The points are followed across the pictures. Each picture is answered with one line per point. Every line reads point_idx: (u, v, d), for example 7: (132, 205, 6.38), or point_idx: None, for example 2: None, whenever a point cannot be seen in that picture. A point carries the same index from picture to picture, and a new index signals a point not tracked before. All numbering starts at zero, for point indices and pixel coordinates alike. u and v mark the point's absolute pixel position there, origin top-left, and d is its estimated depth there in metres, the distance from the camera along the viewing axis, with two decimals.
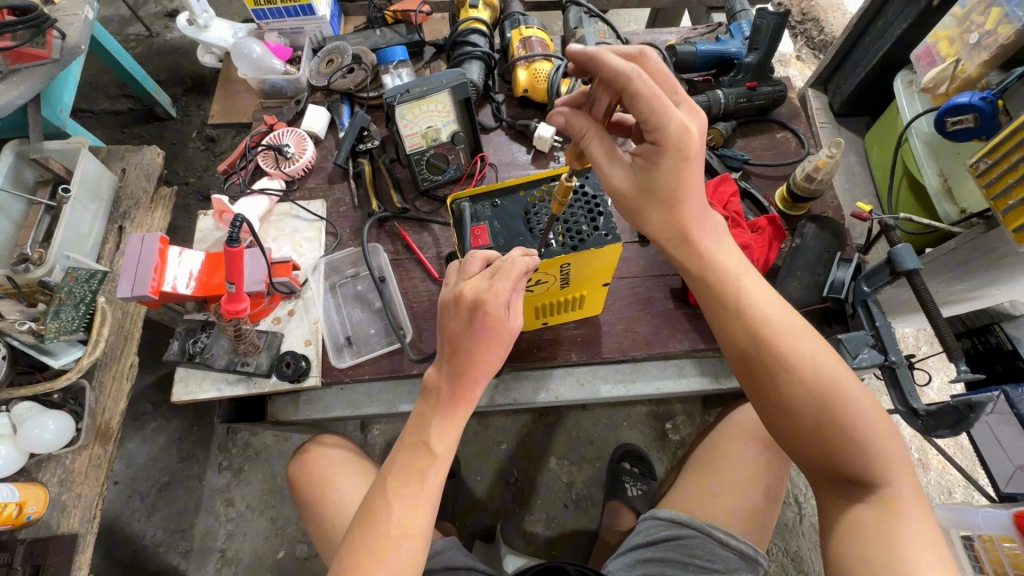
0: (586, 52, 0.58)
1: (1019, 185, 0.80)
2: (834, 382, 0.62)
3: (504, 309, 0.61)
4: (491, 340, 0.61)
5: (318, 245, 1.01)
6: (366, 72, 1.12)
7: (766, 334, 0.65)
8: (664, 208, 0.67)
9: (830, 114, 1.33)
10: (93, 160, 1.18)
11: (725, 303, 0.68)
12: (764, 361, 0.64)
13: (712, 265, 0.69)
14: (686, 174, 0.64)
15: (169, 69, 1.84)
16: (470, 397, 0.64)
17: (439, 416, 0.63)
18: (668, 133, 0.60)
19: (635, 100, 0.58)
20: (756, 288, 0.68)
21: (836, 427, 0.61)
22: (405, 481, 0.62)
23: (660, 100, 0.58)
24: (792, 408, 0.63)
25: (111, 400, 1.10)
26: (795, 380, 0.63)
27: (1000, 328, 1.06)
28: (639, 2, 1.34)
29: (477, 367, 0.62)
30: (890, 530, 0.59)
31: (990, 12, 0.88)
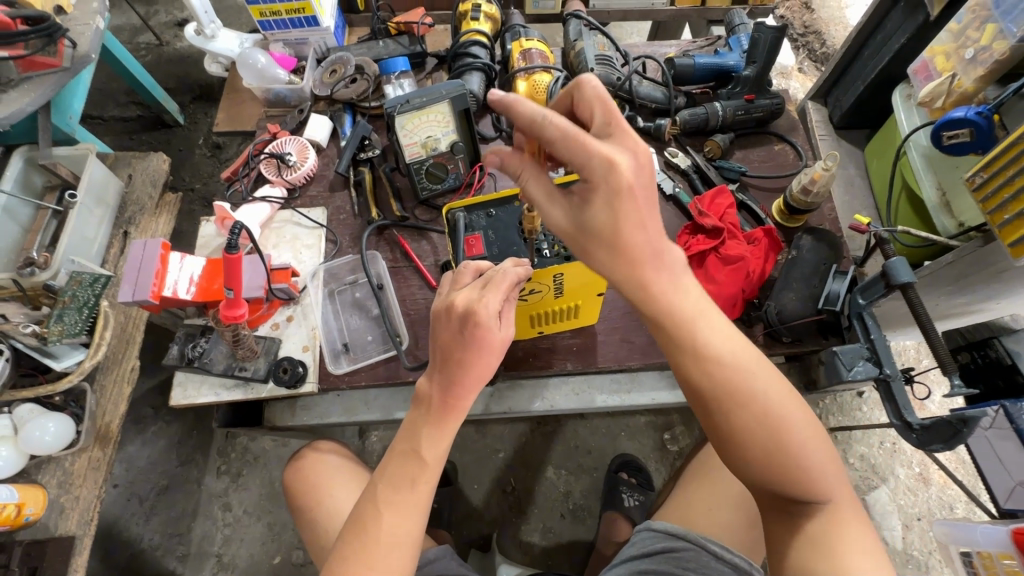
0: (502, 100, 0.55)
1: (1015, 200, 0.81)
2: (783, 415, 0.58)
3: (494, 319, 0.61)
4: (481, 349, 0.61)
5: (318, 252, 1.02)
6: (368, 83, 1.13)
7: (719, 372, 0.59)
8: (610, 251, 0.58)
9: (830, 126, 1.33)
10: (100, 166, 1.20)
11: (679, 342, 0.60)
12: (716, 399, 0.59)
13: (664, 301, 0.60)
14: (623, 209, 0.56)
15: (178, 76, 1.87)
16: (462, 406, 0.64)
17: (430, 425, 0.64)
18: (591, 165, 0.55)
19: (550, 141, 0.55)
20: (711, 326, 0.60)
21: (785, 458, 0.58)
22: (396, 489, 0.62)
23: (574, 135, 0.54)
24: (742, 443, 0.59)
25: (112, 403, 1.11)
26: (745, 419, 0.58)
27: (1000, 342, 1.05)
28: (640, 14, 1.36)
29: (468, 376, 0.62)
30: (837, 544, 0.58)
31: (985, 27, 0.88)
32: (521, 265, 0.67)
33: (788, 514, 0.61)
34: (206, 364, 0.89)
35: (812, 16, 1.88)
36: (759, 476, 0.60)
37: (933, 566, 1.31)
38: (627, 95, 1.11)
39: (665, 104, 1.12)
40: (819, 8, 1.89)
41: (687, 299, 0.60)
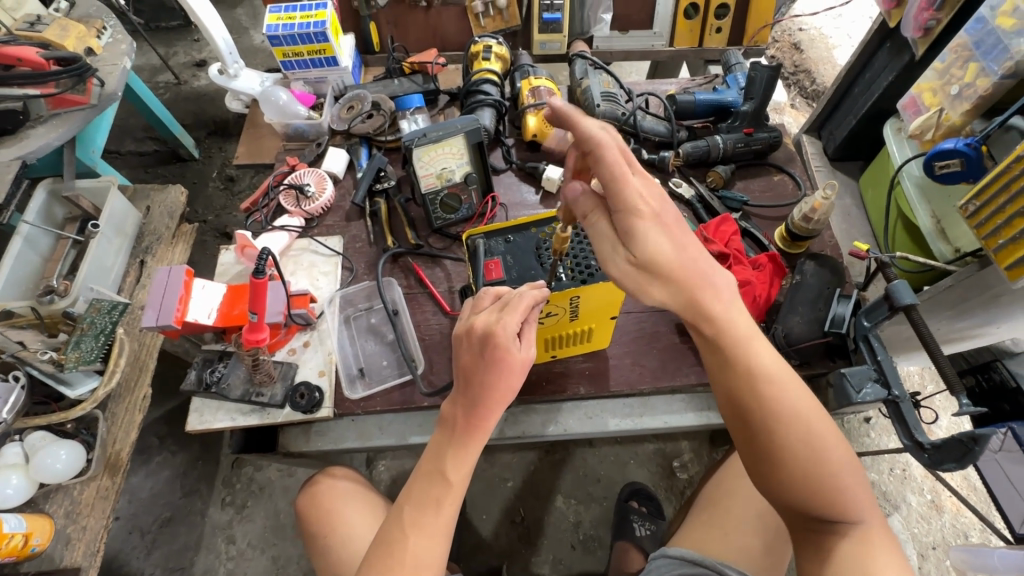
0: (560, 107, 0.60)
1: (1008, 226, 0.84)
2: (825, 439, 0.60)
3: (513, 339, 0.63)
4: (505, 370, 0.63)
5: (335, 278, 1.05)
6: (384, 118, 1.18)
7: (773, 393, 0.60)
8: (667, 275, 0.60)
9: (826, 158, 1.39)
10: (121, 197, 1.24)
11: (732, 364, 0.62)
12: (763, 417, 0.60)
13: (722, 324, 0.62)
14: (670, 239, 0.59)
15: (194, 113, 1.94)
16: (486, 426, 0.65)
17: (454, 446, 0.65)
18: (625, 199, 0.59)
19: (598, 163, 0.59)
20: (764, 350, 0.62)
21: (823, 479, 0.59)
22: (422, 511, 0.63)
23: (620, 164, 0.58)
24: (780, 462, 0.60)
25: (122, 431, 1.11)
26: (788, 438, 0.60)
27: (1002, 364, 1.07)
28: (640, 55, 1.44)
29: (492, 397, 0.64)
30: (869, 563, 0.58)
31: (968, 66, 0.93)
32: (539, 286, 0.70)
33: (817, 533, 0.62)
34: (223, 389, 0.90)
35: (802, 56, 1.99)
36: (795, 495, 0.61)
37: None
38: (632, 129, 1.16)
39: (668, 137, 1.17)
40: (809, 49, 2.00)
41: (742, 323, 0.62)
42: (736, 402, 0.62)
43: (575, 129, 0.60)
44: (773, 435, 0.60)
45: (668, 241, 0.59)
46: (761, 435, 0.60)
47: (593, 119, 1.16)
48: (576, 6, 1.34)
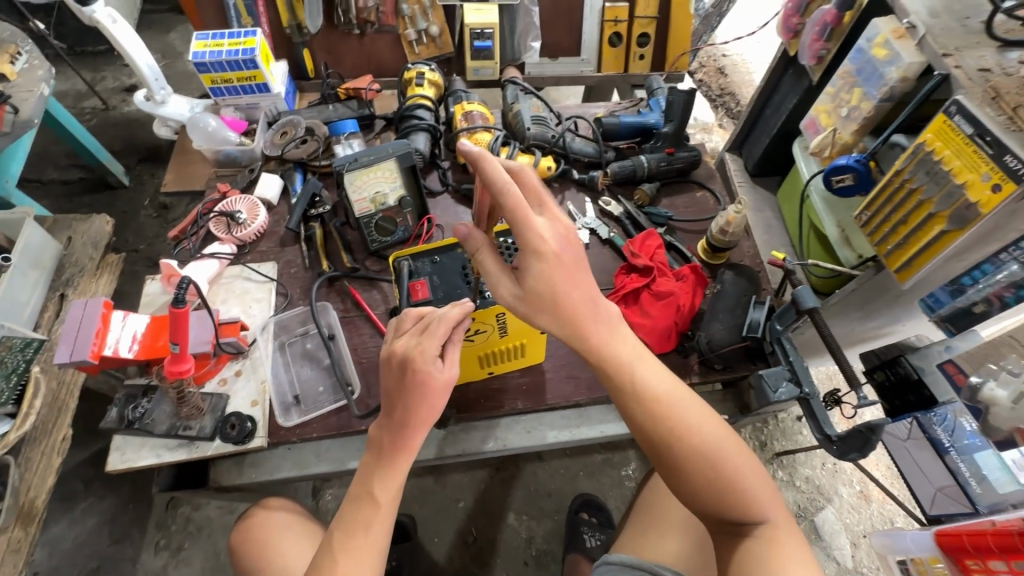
0: (471, 152, 0.58)
1: (894, 232, 0.93)
2: (720, 444, 0.66)
3: (432, 362, 0.65)
4: (426, 393, 0.64)
5: (268, 305, 1.03)
6: (318, 143, 1.19)
7: (662, 407, 0.66)
8: (552, 307, 0.64)
9: (746, 174, 1.49)
10: (38, 229, 1.18)
11: (622, 387, 0.67)
12: (660, 434, 0.66)
13: (607, 349, 0.67)
14: (554, 274, 0.63)
15: (124, 140, 1.88)
16: (413, 447, 0.66)
17: (382, 468, 0.65)
18: (527, 238, 0.61)
19: (501, 209, 0.60)
20: (648, 368, 0.68)
21: (726, 481, 0.65)
22: (351, 533, 0.63)
23: (522, 207, 0.60)
24: (682, 471, 0.65)
25: (37, 477, 1.04)
26: (685, 447, 0.65)
27: (906, 359, 1.09)
28: (571, 80, 1.51)
29: (417, 418, 0.65)
30: (775, 558, 0.62)
31: (853, 90, 1.03)
32: (467, 306, 0.69)
33: (732, 534, 0.67)
34: (147, 425, 0.87)
35: (726, 79, 2.13)
36: (703, 500, 0.66)
37: None
38: (562, 150, 1.22)
39: (596, 157, 1.24)
40: (732, 73, 2.15)
41: (622, 346, 0.68)
42: (635, 423, 0.67)
43: (479, 167, 0.59)
44: (671, 447, 0.65)
45: (555, 274, 0.63)
46: (661, 449, 0.66)
47: (524, 141, 1.20)
48: (507, 34, 1.39)
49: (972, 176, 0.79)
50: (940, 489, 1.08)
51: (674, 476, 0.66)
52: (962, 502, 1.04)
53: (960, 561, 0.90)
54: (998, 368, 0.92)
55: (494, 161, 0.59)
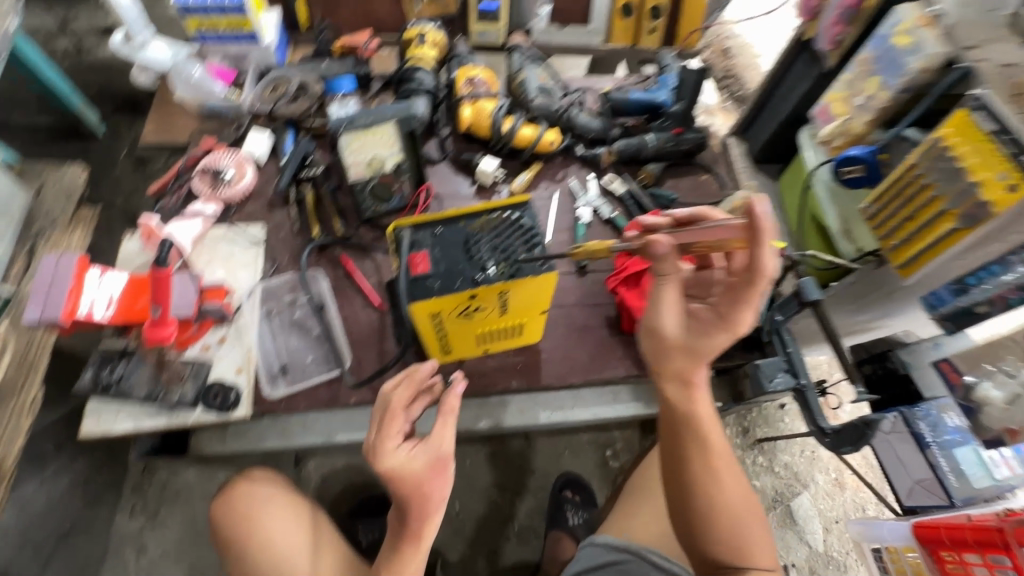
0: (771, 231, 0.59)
1: (900, 228, 0.92)
2: (750, 508, 0.70)
3: (400, 448, 0.64)
4: (400, 483, 0.63)
5: (255, 270, 0.98)
6: (310, 101, 1.13)
7: (717, 465, 0.69)
8: (688, 356, 0.68)
9: (749, 159, 1.46)
10: (6, 176, 1.10)
11: (690, 436, 0.70)
12: (705, 486, 0.69)
13: (693, 402, 0.70)
14: (715, 339, 0.66)
15: (100, 86, 1.76)
16: (421, 535, 0.67)
17: (392, 551, 0.68)
18: (736, 318, 0.66)
19: (747, 291, 0.64)
20: (720, 436, 0.71)
21: (745, 542, 0.68)
22: None
23: (757, 299, 0.65)
24: (711, 523, 0.68)
25: (7, 438, 1.00)
26: (722, 504, 0.68)
27: (895, 354, 1.12)
28: (577, 50, 1.45)
29: (414, 509, 0.65)
30: None
31: (870, 79, 1.00)
32: (419, 377, 0.67)
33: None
34: (124, 390, 0.83)
35: (731, 61, 2.09)
36: (714, 548, 0.69)
37: (851, 564, 1.42)
38: (567, 125, 1.17)
39: (602, 133, 1.19)
40: (738, 55, 2.09)
41: (707, 408, 0.70)
42: (687, 473, 0.69)
43: (760, 252, 0.60)
44: (714, 504, 0.68)
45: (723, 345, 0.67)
46: (703, 504, 0.68)
47: (529, 112, 1.15)
48: None
49: (988, 174, 0.78)
50: (918, 482, 1.10)
51: (703, 527, 0.69)
52: (938, 495, 1.06)
53: (936, 552, 0.93)
54: (995, 369, 0.98)
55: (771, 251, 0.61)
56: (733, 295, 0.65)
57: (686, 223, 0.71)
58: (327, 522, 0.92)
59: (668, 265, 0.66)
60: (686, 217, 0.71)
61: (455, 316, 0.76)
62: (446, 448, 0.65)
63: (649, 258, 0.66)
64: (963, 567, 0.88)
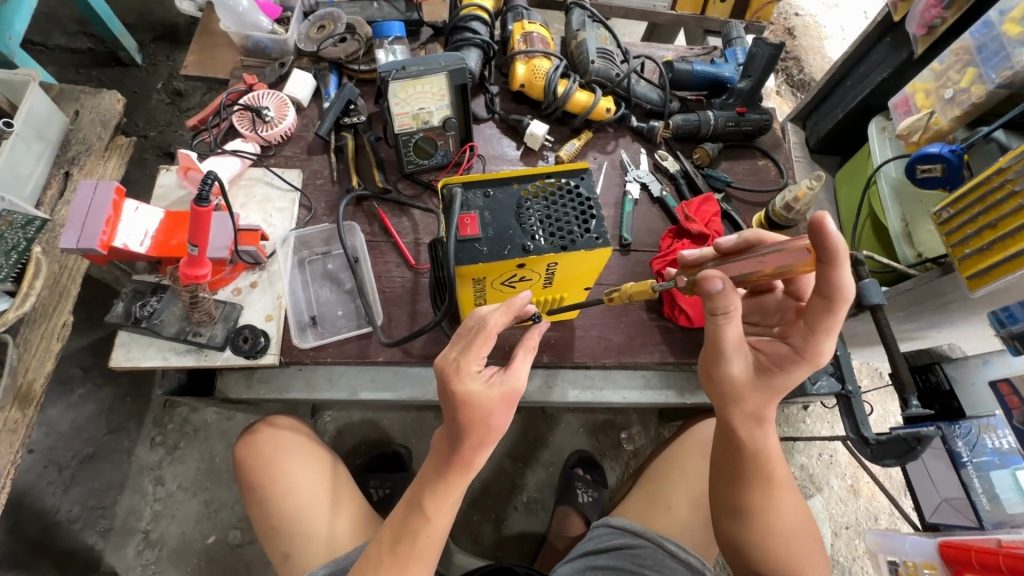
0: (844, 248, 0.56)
1: (977, 236, 0.85)
2: (801, 530, 0.73)
3: (476, 373, 0.59)
4: (469, 408, 0.58)
5: (290, 216, 0.96)
6: (359, 44, 1.07)
7: (777, 498, 0.70)
8: (763, 394, 0.66)
9: (807, 149, 1.38)
10: (44, 96, 1.08)
11: (753, 473, 0.69)
12: (760, 518, 0.71)
13: (762, 442, 0.68)
14: (794, 375, 0.65)
15: (139, 12, 1.71)
16: (469, 465, 0.63)
17: (438, 480, 0.64)
18: (816, 349, 0.64)
19: (825, 316, 0.62)
20: (783, 468, 0.71)
21: (798, 558, 0.73)
22: (399, 539, 0.65)
23: (835, 324, 0.63)
24: (763, 546, 0.72)
25: (36, 361, 1.00)
26: (777, 530, 0.71)
27: (941, 367, 1.12)
28: (639, 15, 1.36)
29: (472, 438, 0.61)
30: None
31: (966, 70, 0.92)
32: (519, 307, 0.62)
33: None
34: (155, 326, 0.82)
35: (795, 42, 1.95)
36: (764, 565, 0.73)
37: (856, 571, 1.41)
38: (624, 93, 1.11)
39: (659, 106, 1.13)
40: (802, 36, 1.96)
41: (775, 442, 0.69)
42: (748, 506, 0.71)
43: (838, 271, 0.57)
44: (766, 533, 0.71)
45: (800, 378, 0.65)
46: (760, 530, 0.71)
47: (586, 76, 1.09)
48: None
49: None
50: (947, 499, 1.06)
51: (756, 548, 0.72)
52: (966, 515, 1.02)
53: (961, 573, 0.90)
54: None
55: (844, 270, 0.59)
56: (810, 328, 0.63)
57: (733, 252, 0.69)
58: (349, 477, 0.92)
59: (725, 302, 0.61)
60: (732, 246, 0.69)
61: (499, 284, 0.73)
62: (519, 385, 0.61)
63: (705, 297, 0.61)
64: None
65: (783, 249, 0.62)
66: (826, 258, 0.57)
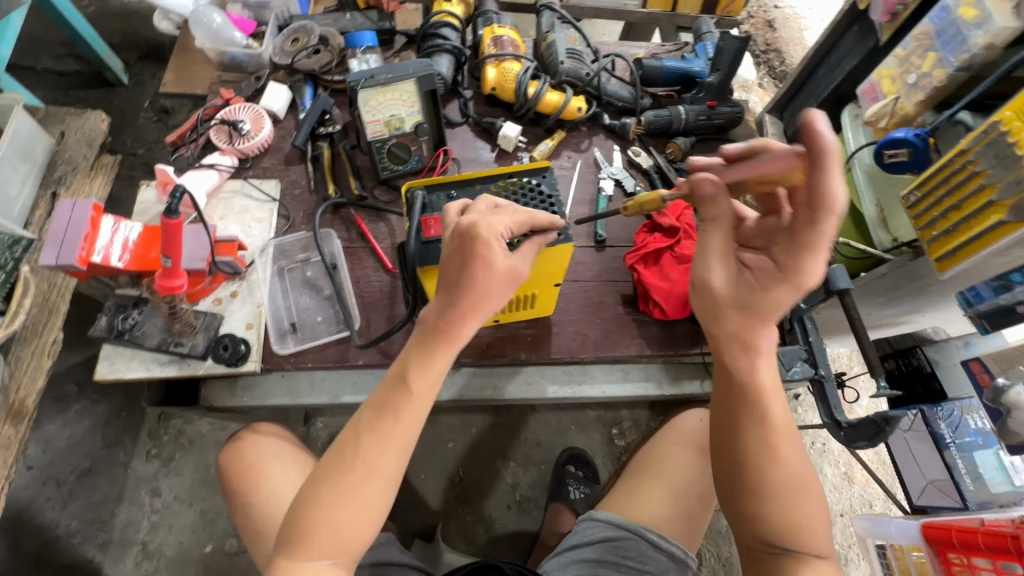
0: (831, 149, 0.50)
1: (943, 218, 0.86)
2: (811, 490, 0.65)
3: (497, 240, 0.62)
4: (477, 262, 0.61)
5: (268, 226, 0.98)
6: (332, 55, 1.09)
7: (774, 442, 0.65)
8: (743, 313, 0.63)
9: (784, 140, 1.38)
10: (28, 119, 1.10)
11: (746, 406, 0.66)
12: (760, 463, 0.65)
13: (754, 373, 0.65)
14: (776, 293, 0.61)
15: (124, 32, 1.74)
16: (456, 334, 0.64)
17: (422, 352, 0.64)
18: (800, 269, 0.59)
19: (811, 231, 0.56)
20: (781, 407, 0.66)
21: (797, 521, 0.64)
22: (380, 415, 0.63)
23: (825, 241, 0.57)
24: (764, 502, 0.65)
25: (28, 378, 1.02)
26: (780, 482, 0.64)
27: (922, 351, 1.12)
28: (612, 14, 1.38)
29: (464, 302, 0.63)
30: None
31: (927, 55, 0.93)
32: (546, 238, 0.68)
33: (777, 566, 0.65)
34: (137, 338, 0.84)
35: (774, 34, 1.97)
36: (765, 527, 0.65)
37: (852, 558, 1.41)
38: (595, 92, 1.13)
39: (630, 103, 1.14)
40: (782, 28, 1.98)
41: (770, 378, 0.66)
42: (736, 444, 0.66)
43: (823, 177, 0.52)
44: (766, 480, 0.64)
45: (783, 300, 0.61)
46: (751, 474, 0.65)
47: (556, 76, 1.10)
48: None
49: None
50: (932, 482, 1.06)
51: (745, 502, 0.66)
52: (952, 496, 1.02)
53: (942, 553, 0.91)
54: None
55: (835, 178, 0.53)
56: (792, 242, 0.58)
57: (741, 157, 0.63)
58: None
59: (716, 208, 0.63)
60: (738, 153, 0.63)
61: None
62: (523, 270, 0.65)
63: (696, 202, 0.64)
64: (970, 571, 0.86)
65: (778, 155, 0.57)
66: (812, 162, 0.52)
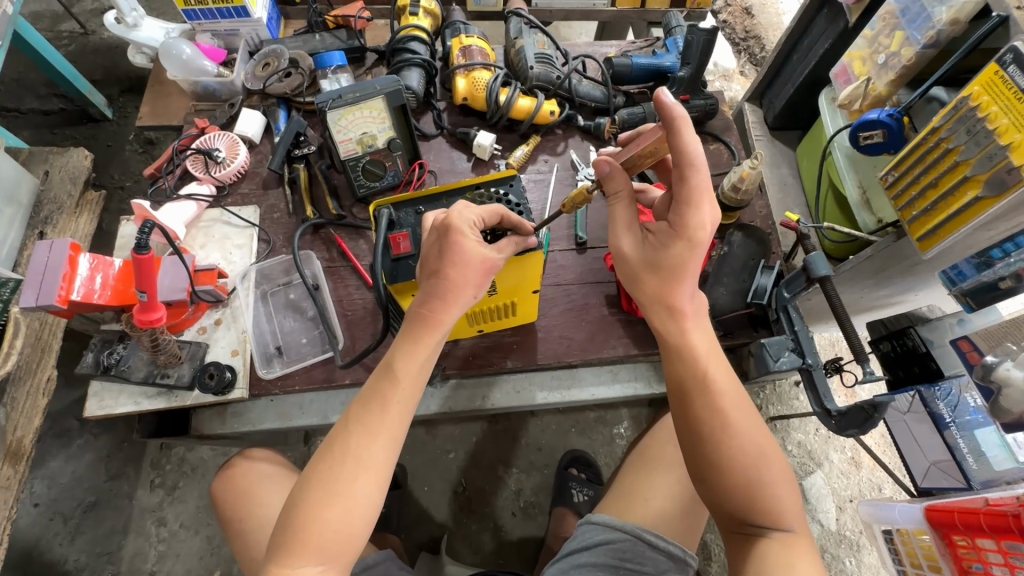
0: (675, 109, 0.62)
1: (921, 197, 0.85)
2: (765, 450, 0.65)
3: (469, 228, 0.66)
4: (458, 250, 0.64)
5: (249, 252, 0.98)
6: (303, 77, 1.10)
7: (723, 408, 0.65)
8: (658, 275, 0.68)
9: (765, 127, 1.39)
10: (11, 162, 1.12)
11: (686, 371, 0.67)
12: (713, 429, 0.65)
13: (685, 336, 0.68)
14: (679, 251, 0.67)
15: (106, 68, 1.76)
16: (438, 320, 0.65)
17: (407, 340, 0.65)
18: (687, 222, 0.66)
19: (684, 183, 0.65)
20: (720, 369, 0.68)
21: (761, 488, 0.64)
22: (368, 407, 0.63)
23: (699, 192, 0.65)
24: (725, 471, 0.64)
25: (24, 418, 1.03)
26: (736, 448, 0.64)
27: (915, 330, 1.02)
28: (581, 14, 1.38)
29: (441, 288, 0.64)
30: (793, 564, 0.61)
31: (894, 34, 0.94)
32: (526, 242, 0.71)
33: (746, 535, 0.66)
34: (123, 372, 0.84)
35: (752, 21, 1.96)
36: (727, 494, 0.65)
37: (864, 544, 1.39)
38: (567, 94, 1.13)
39: (604, 103, 1.14)
40: (759, 14, 1.96)
41: (702, 341, 0.69)
42: (684, 414, 0.67)
43: (676, 134, 0.63)
44: (721, 446, 0.64)
45: (684, 256, 0.67)
46: (708, 445, 0.65)
47: (526, 82, 1.10)
48: None
49: (1018, 136, 0.71)
50: (935, 463, 1.06)
51: (699, 471, 0.66)
52: (955, 477, 1.01)
53: (947, 536, 0.90)
54: (1018, 348, 0.81)
55: (690, 133, 0.63)
56: (677, 201, 0.66)
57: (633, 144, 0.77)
58: None
59: (615, 184, 0.70)
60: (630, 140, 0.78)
61: None
62: (499, 258, 0.67)
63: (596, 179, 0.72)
64: (975, 553, 0.84)
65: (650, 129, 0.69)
66: (665, 126, 0.64)
